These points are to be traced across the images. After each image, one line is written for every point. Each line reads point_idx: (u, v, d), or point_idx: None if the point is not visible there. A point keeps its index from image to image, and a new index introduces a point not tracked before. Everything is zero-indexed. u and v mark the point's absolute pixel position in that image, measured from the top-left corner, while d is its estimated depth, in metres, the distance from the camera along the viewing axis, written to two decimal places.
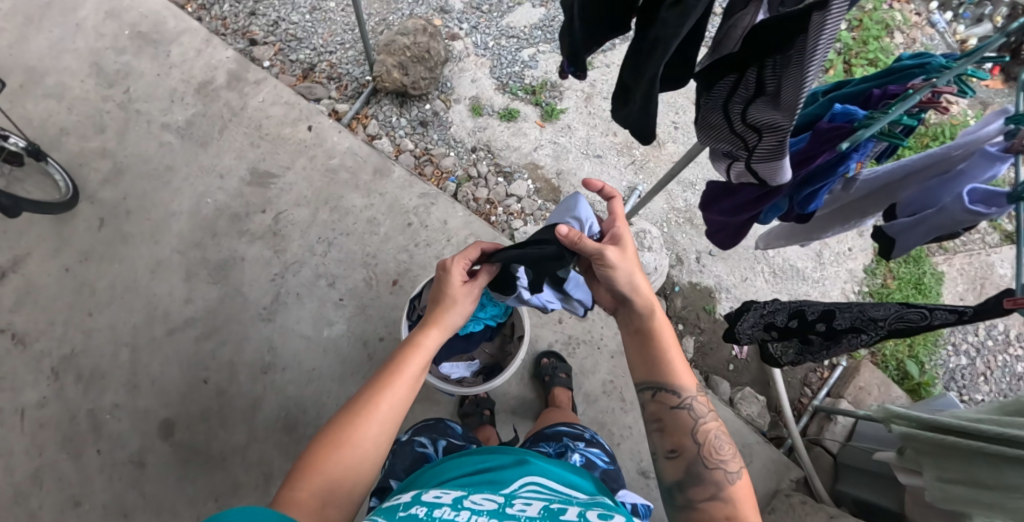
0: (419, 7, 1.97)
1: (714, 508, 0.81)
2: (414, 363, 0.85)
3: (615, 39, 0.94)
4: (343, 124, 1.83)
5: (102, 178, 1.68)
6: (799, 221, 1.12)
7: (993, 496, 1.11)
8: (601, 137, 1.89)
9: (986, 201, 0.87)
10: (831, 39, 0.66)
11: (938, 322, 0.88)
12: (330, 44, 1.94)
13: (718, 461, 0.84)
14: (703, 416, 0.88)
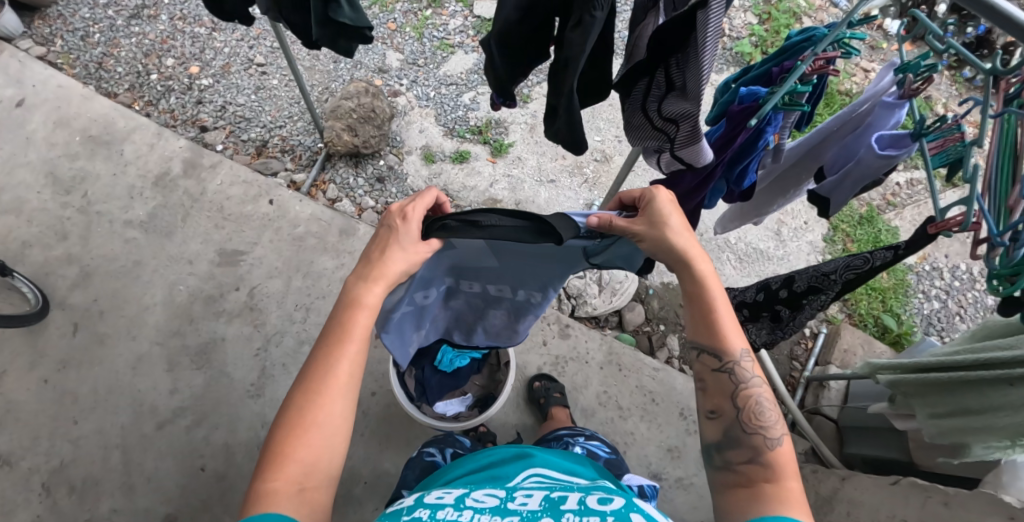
0: (358, 71, 2.07)
1: (754, 471, 0.79)
2: (361, 318, 0.79)
3: (538, 66, 1.03)
4: (303, 192, 1.88)
5: (71, 283, 1.69)
6: (743, 200, 1.19)
7: (983, 420, 1.22)
8: (552, 162, 1.97)
9: (894, 144, 0.95)
10: (716, 33, 0.76)
11: (879, 263, 0.94)
12: (279, 118, 2.01)
13: (757, 427, 0.82)
14: (754, 381, 0.85)
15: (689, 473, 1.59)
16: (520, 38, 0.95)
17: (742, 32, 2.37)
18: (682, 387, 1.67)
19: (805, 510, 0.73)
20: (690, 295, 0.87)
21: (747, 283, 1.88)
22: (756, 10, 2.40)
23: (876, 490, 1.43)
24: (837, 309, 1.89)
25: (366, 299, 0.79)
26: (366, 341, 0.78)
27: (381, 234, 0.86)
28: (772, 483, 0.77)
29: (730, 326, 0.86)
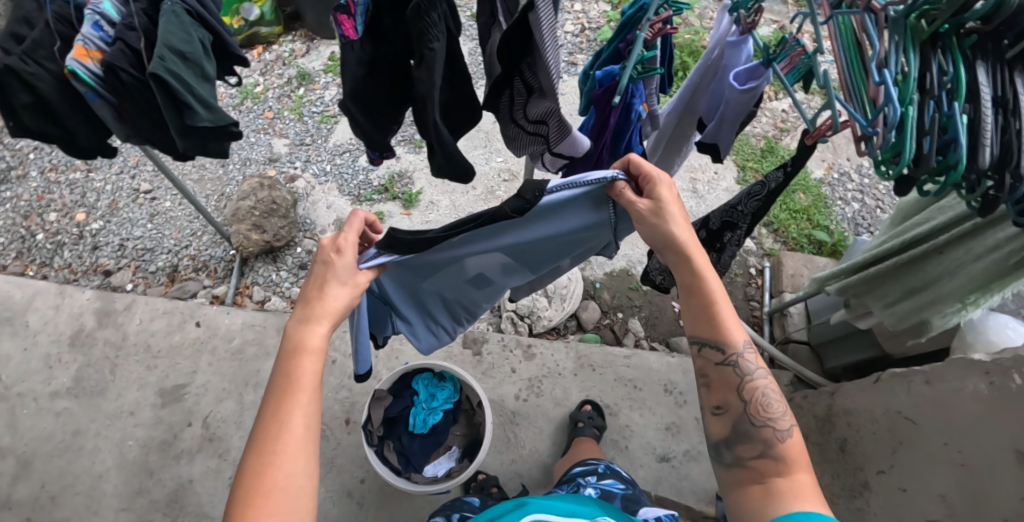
0: (249, 168, 2.03)
1: (766, 466, 0.84)
2: (308, 363, 0.78)
3: (396, 108, 1.03)
4: (228, 304, 1.81)
5: (10, 478, 1.55)
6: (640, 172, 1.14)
7: (930, 294, 1.30)
8: (463, 196, 1.97)
9: (751, 77, 0.97)
10: (551, 29, 0.79)
11: (773, 183, 0.96)
12: (182, 238, 1.94)
13: (766, 419, 0.86)
14: (757, 372, 0.89)
15: (694, 444, 1.61)
16: (373, 90, 0.96)
17: (600, 21, 2.47)
18: (659, 365, 1.68)
19: (818, 501, 0.77)
20: (691, 285, 0.90)
21: None
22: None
23: (865, 393, 1.50)
24: (773, 241, 1.95)
25: (310, 343, 0.79)
26: (317, 387, 0.77)
27: (318, 270, 0.86)
28: (785, 476, 0.81)
29: (730, 319, 0.89)
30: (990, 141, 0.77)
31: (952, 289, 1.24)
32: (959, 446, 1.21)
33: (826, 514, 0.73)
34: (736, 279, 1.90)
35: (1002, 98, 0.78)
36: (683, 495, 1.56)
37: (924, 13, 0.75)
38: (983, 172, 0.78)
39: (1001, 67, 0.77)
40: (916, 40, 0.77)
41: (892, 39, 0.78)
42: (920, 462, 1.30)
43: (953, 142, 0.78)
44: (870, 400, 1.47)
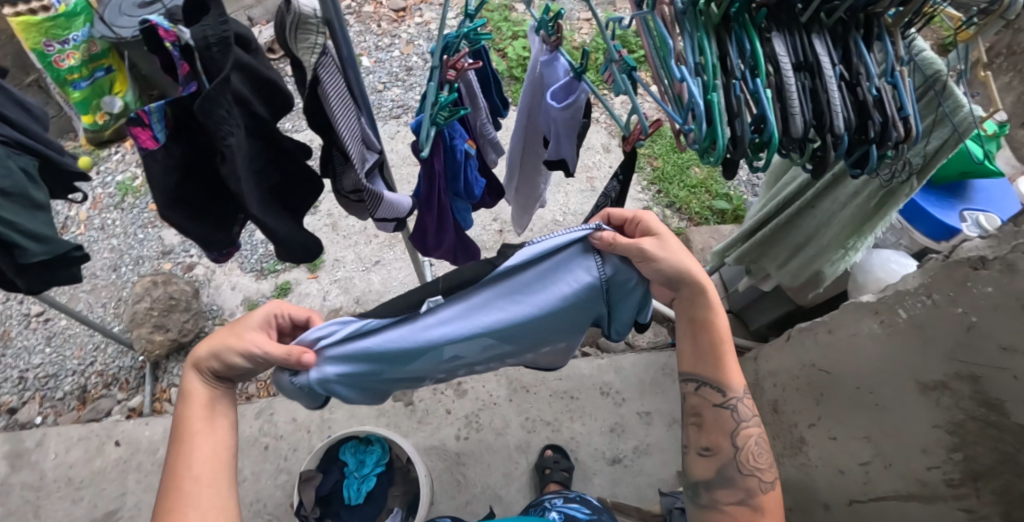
0: (142, 267, 1.95)
1: (741, 512, 0.96)
2: (196, 408, 0.79)
3: (223, 198, 1.00)
4: (147, 413, 1.73)
5: None
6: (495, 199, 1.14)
7: (814, 248, 1.33)
8: (366, 247, 1.94)
9: (569, 90, 0.96)
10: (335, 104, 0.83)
11: (615, 190, 0.97)
12: (87, 355, 1.85)
13: (751, 470, 0.97)
14: (750, 420, 0.98)
15: (641, 439, 1.62)
16: (189, 186, 0.93)
17: None
18: (591, 369, 1.69)
19: None
20: (699, 323, 0.94)
21: None
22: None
23: (783, 352, 1.53)
24: (679, 220, 1.97)
25: (194, 391, 0.80)
26: (208, 426, 0.78)
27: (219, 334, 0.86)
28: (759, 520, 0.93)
29: (731, 362, 0.96)
30: (797, 104, 0.85)
31: (830, 239, 1.28)
32: (869, 387, 1.25)
33: None
34: None
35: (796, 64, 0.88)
36: (641, 491, 1.57)
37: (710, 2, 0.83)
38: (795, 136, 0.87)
39: (797, 35, 0.87)
40: (708, 26, 0.84)
41: (688, 29, 0.85)
42: (841, 408, 1.33)
43: (764, 117, 0.85)
44: (790, 359, 1.49)
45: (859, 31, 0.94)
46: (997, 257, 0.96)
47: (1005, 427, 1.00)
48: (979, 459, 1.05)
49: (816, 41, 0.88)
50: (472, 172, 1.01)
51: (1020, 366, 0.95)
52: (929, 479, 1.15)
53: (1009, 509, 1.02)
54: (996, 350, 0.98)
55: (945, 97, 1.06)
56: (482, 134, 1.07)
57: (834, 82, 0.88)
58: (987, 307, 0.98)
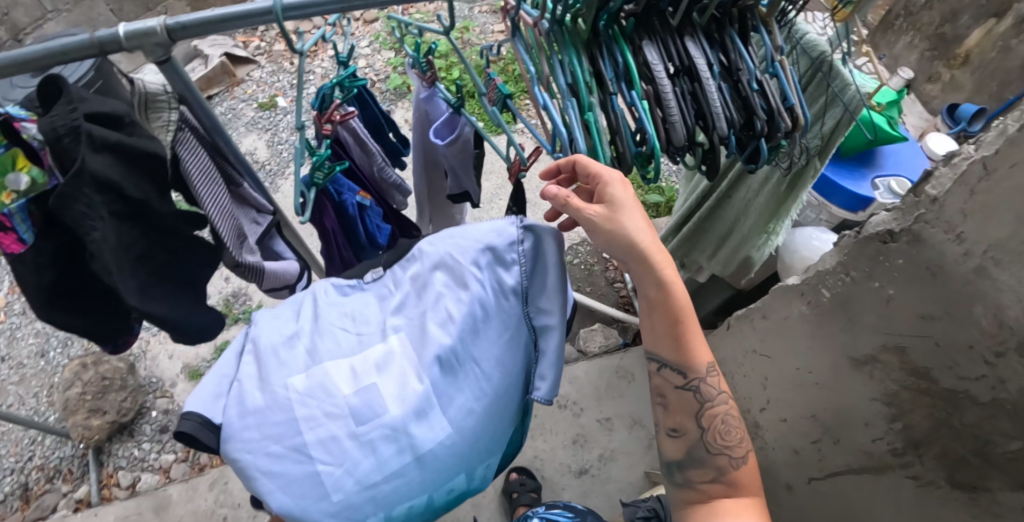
0: (73, 348, 1.87)
1: (716, 489, 1.01)
2: None
3: (100, 287, 0.91)
4: (94, 503, 1.64)
5: None
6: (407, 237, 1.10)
7: (739, 236, 1.33)
8: None
9: (451, 126, 0.92)
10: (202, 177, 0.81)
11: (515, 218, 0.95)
12: (23, 451, 1.76)
13: (720, 448, 1.02)
14: (716, 399, 1.02)
15: (605, 445, 1.62)
16: (56, 284, 0.85)
17: (387, 70, 2.50)
18: None
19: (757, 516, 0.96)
20: (658, 304, 0.91)
21: None
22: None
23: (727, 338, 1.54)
24: None
25: None
26: None
27: None
28: (734, 497, 0.99)
29: (695, 341, 0.97)
30: (676, 111, 0.79)
31: (751, 226, 1.28)
32: (808, 368, 1.25)
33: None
34: (594, 268, 1.93)
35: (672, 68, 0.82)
36: (612, 497, 1.57)
37: (575, 17, 0.79)
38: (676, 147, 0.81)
39: (669, 40, 0.83)
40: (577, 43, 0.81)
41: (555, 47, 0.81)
42: (786, 390, 1.34)
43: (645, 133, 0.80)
44: (732, 346, 1.49)
45: (734, 27, 0.90)
46: (903, 230, 0.96)
47: (935, 393, 1.00)
48: (917, 427, 1.05)
49: (690, 44, 0.83)
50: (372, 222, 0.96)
51: (940, 333, 0.96)
52: (875, 451, 1.15)
53: (952, 474, 1.01)
54: (915, 319, 0.99)
55: (834, 77, 1.06)
56: (380, 179, 1.01)
57: (712, 85, 0.83)
58: (901, 280, 0.99)
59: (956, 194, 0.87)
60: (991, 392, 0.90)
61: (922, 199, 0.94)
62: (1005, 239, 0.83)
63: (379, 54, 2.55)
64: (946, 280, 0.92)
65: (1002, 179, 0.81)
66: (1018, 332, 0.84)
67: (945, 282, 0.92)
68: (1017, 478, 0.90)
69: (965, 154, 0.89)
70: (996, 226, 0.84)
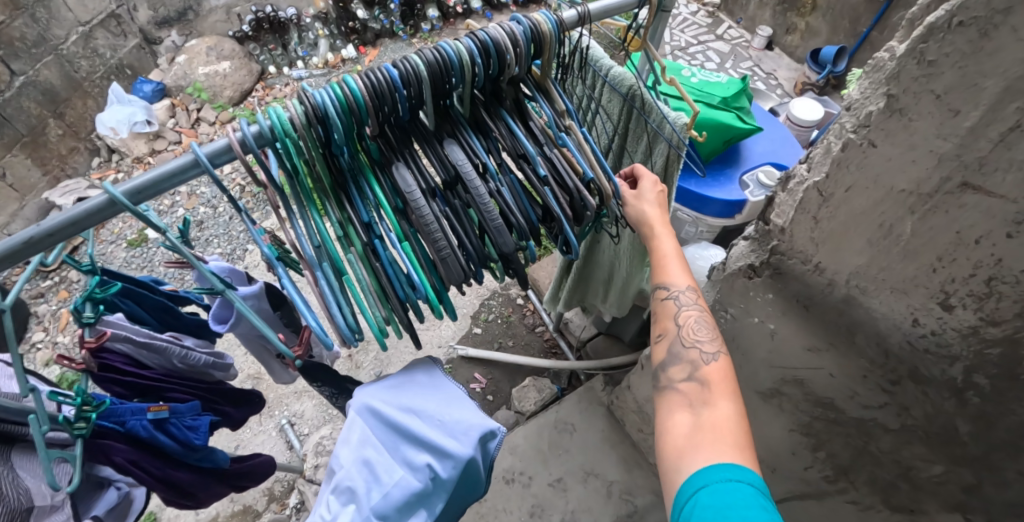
0: None
1: (693, 391, 0.70)
2: None
3: None
4: None
5: None
6: (233, 402, 0.99)
7: (624, 271, 1.22)
8: (219, 435, 1.77)
9: (224, 305, 0.82)
10: None
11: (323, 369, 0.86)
12: None
13: (693, 341, 0.75)
14: (688, 303, 0.76)
15: (564, 508, 1.49)
16: None
17: None
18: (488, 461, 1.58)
19: (748, 456, 0.61)
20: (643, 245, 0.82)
21: (446, 323, 1.92)
22: (217, 110, 2.61)
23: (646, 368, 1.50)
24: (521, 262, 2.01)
25: None
26: None
27: None
28: (709, 407, 0.67)
29: (674, 262, 0.78)
30: (443, 239, 0.67)
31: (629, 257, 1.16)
32: None
33: (742, 469, 0.58)
34: (511, 318, 1.92)
35: (436, 186, 0.70)
36: None
37: (307, 161, 0.67)
38: (459, 281, 0.68)
39: (426, 154, 0.71)
40: (316, 192, 0.68)
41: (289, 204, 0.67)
42: None
43: (413, 276, 0.67)
44: (651, 383, 1.41)
45: (507, 106, 0.77)
46: (763, 264, 0.90)
47: (846, 422, 0.92)
48: (840, 455, 0.97)
49: (451, 148, 0.71)
50: (180, 425, 0.84)
51: (831, 364, 0.88)
52: (810, 478, 1.05)
53: (887, 497, 0.92)
54: (803, 352, 0.91)
55: (648, 113, 0.95)
56: (187, 367, 0.90)
57: (485, 190, 0.69)
58: (777, 313, 0.92)
59: (801, 223, 0.82)
60: (898, 419, 0.84)
61: (772, 228, 0.88)
62: (864, 266, 0.77)
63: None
64: (820, 311, 0.86)
65: (841, 204, 0.75)
66: (906, 360, 0.79)
67: (821, 313, 0.86)
68: (949, 500, 0.83)
69: (796, 178, 0.82)
70: (852, 254, 0.78)
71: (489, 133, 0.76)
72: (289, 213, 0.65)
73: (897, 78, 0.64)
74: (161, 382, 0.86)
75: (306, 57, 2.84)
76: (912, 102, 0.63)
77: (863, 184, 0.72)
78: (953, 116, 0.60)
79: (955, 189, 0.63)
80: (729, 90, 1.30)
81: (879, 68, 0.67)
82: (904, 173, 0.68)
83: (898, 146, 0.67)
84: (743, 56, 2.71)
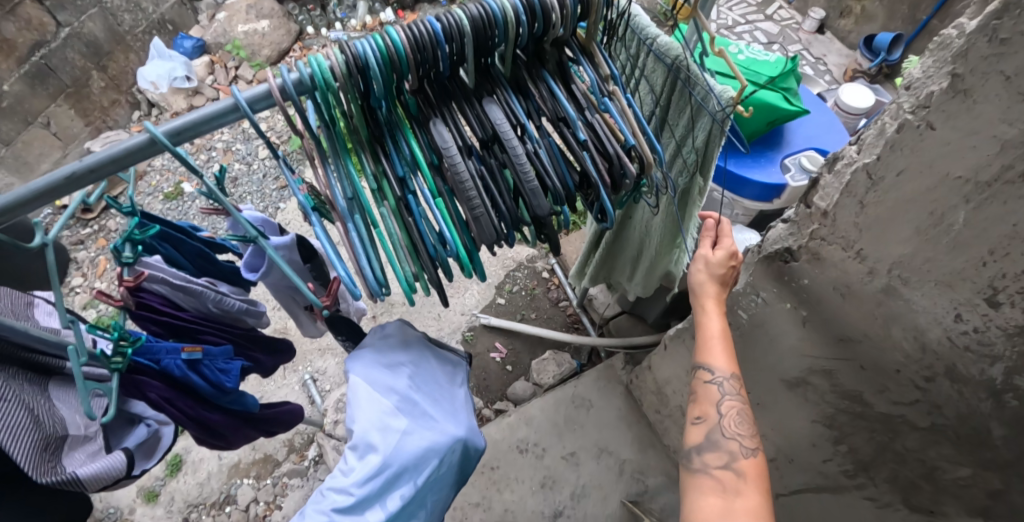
0: None
1: (727, 479, 0.68)
2: None
3: None
4: None
5: None
6: (267, 348, 1.02)
7: (655, 249, 1.19)
8: (244, 384, 1.83)
9: (256, 253, 0.84)
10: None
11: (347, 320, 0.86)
12: None
13: (734, 432, 0.73)
14: (732, 392, 0.74)
15: (575, 482, 1.51)
16: None
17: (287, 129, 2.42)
18: (502, 430, 1.59)
19: None
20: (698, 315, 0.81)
21: (469, 292, 1.93)
22: (255, 68, 2.63)
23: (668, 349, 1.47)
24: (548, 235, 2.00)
25: None
26: None
27: None
28: (742, 498, 0.66)
29: (723, 342, 0.78)
30: (479, 199, 0.67)
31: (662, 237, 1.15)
32: None
33: None
34: (535, 292, 1.92)
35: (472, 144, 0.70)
36: None
37: (345, 113, 0.66)
38: (492, 242, 0.68)
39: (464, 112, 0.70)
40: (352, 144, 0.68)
41: (325, 155, 0.67)
42: None
43: (447, 232, 0.67)
44: (672, 365, 1.39)
45: (548, 69, 0.75)
46: (801, 247, 0.87)
47: (872, 417, 0.90)
48: (862, 450, 0.95)
49: (489, 108, 0.70)
50: (213, 367, 0.87)
51: (863, 356, 0.86)
52: (828, 471, 1.04)
53: (907, 496, 0.91)
54: (835, 342, 0.89)
55: (692, 85, 0.92)
56: (222, 311, 0.92)
57: (521, 151, 0.69)
58: (811, 299, 0.90)
59: (846, 206, 0.79)
60: (928, 417, 0.81)
61: (814, 211, 0.84)
62: (909, 255, 0.74)
63: (279, 115, 2.49)
64: (857, 300, 0.83)
65: (890, 189, 0.72)
66: (943, 356, 0.76)
67: (857, 302, 0.83)
68: (973, 504, 0.81)
69: (845, 159, 0.79)
70: (896, 243, 0.75)
71: (529, 95, 0.75)
72: (324, 162, 0.66)
73: (965, 56, 0.60)
74: (195, 324, 0.88)
75: (345, 20, 2.83)
76: (979, 83, 0.60)
77: (916, 169, 0.69)
78: (1022, 100, 0.57)
79: (1017, 178, 0.60)
80: (778, 69, 1.26)
81: (945, 46, 0.63)
82: (961, 158, 0.64)
83: (959, 130, 0.63)
84: (792, 39, 2.61)
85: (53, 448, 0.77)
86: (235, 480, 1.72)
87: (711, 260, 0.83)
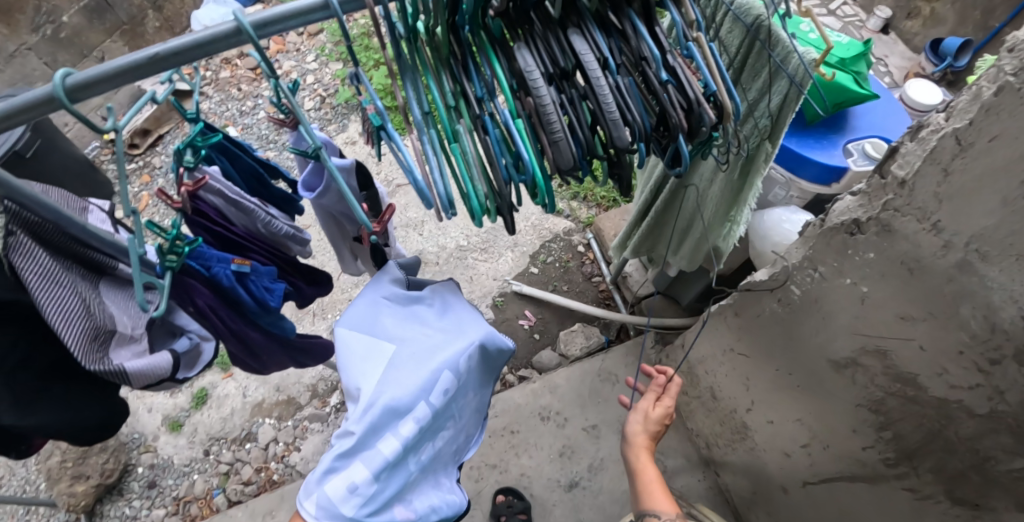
0: None
1: None
2: None
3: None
4: None
5: None
6: (309, 278, 1.03)
7: (706, 221, 1.18)
8: None
9: (316, 173, 0.84)
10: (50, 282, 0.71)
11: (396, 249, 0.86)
12: None
13: None
14: None
15: (593, 454, 1.50)
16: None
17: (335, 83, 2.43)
18: (525, 396, 1.58)
19: None
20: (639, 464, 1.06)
21: (502, 259, 1.92)
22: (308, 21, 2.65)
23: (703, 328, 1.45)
24: (588, 210, 1.99)
25: None
26: None
27: None
28: None
29: (662, 492, 1.00)
30: (559, 128, 0.65)
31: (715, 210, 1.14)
32: (788, 370, 1.13)
33: None
34: (569, 265, 1.90)
35: (554, 73, 0.68)
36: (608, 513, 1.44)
37: (430, 28, 0.65)
38: (569, 170, 0.67)
39: (547, 39, 0.68)
40: (432, 61, 0.67)
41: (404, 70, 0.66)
42: (768, 392, 1.21)
43: (522, 156, 0.66)
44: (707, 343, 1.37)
45: (634, 6, 0.73)
46: (870, 220, 0.85)
47: (925, 402, 0.87)
48: (907, 437, 0.92)
49: (573, 38, 0.68)
50: (259, 285, 0.87)
51: (923, 335, 0.83)
52: (867, 459, 1.02)
53: (951, 488, 0.88)
54: (894, 321, 0.86)
55: (773, 46, 0.89)
56: (269, 233, 0.92)
57: (604, 84, 0.67)
58: (874, 275, 0.87)
59: (928, 176, 0.76)
60: (988, 404, 0.78)
61: (889, 181, 0.82)
62: (991, 228, 0.70)
63: (327, 70, 2.51)
64: (925, 276, 0.80)
65: (980, 155, 0.69)
66: (1014, 337, 0.72)
67: (924, 279, 0.80)
68: None
69: (932, 128, 0.76)
70: (980, 214, 0.71)
71: (612, 31, 0.72)
72: (403, 76, 0.65)
73: None
74: (243, 240, 0.89)
75: None
76: None
77: (1010, 134, 0.65)
78: None
79: None
80: (850, 51, 1.19)
81: None
82: None
83: None
84: (854, 37, 2.53)
85: (102, 341, 0.78)
86: (258, 419, 1.75)
87: (651, 415, 1.11)
